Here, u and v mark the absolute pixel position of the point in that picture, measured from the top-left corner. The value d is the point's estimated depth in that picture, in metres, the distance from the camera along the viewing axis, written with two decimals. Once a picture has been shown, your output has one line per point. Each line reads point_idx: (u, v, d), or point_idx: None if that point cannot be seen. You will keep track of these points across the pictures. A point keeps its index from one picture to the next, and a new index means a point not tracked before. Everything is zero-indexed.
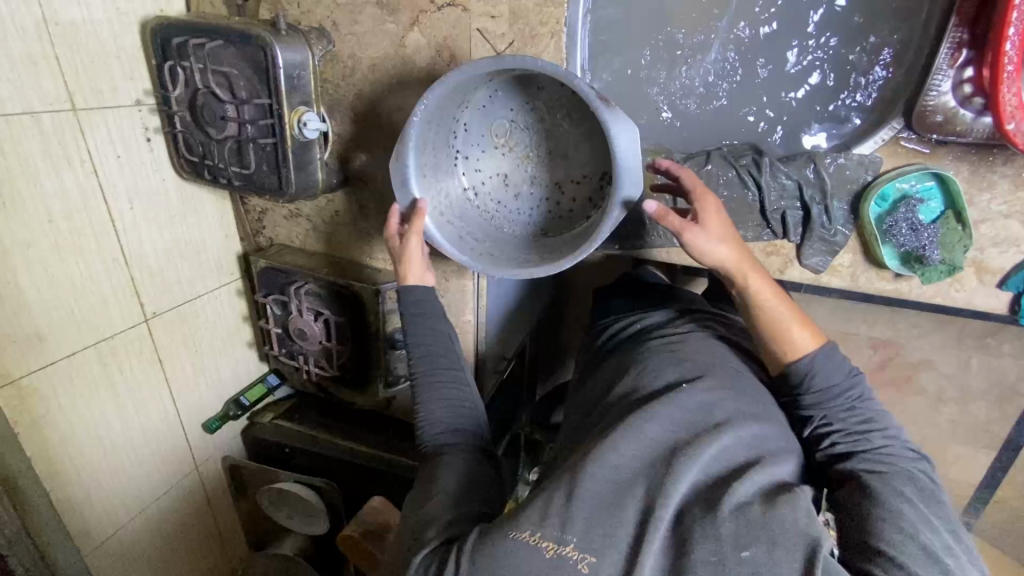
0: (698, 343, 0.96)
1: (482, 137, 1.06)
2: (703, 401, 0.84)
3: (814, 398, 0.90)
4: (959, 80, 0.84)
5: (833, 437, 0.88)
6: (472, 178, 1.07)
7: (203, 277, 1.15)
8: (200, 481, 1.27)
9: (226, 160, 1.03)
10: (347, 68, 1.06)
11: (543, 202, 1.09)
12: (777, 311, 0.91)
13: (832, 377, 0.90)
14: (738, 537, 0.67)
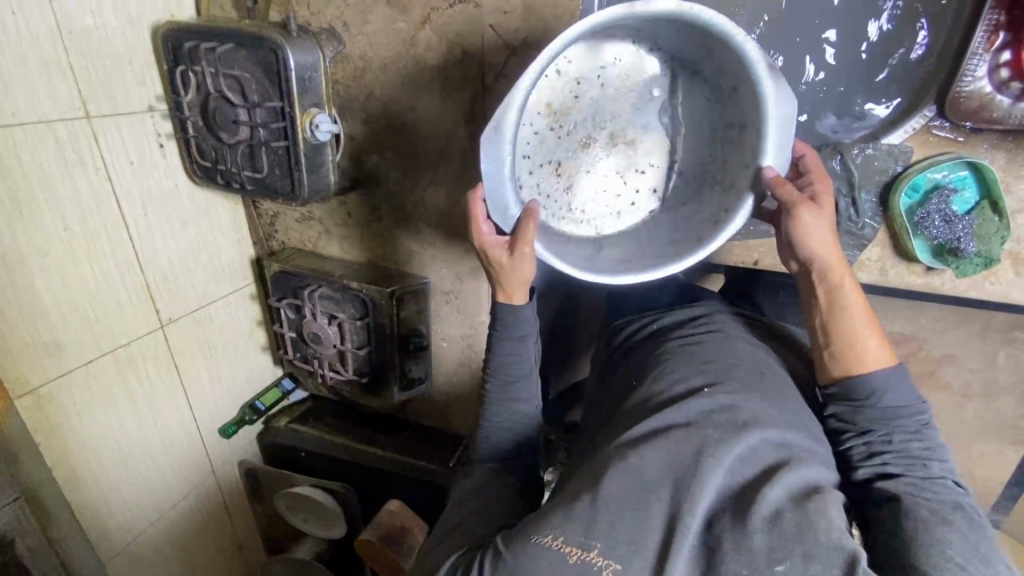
0: (720, 342, 0.85)
1: (537, 116, 0.87)
2: (723, 400, 0.73)
3: (879, 412, 0.76)
4: (995, 65, 0.70)
5: (883, 456, 0.75)
6: (523, 164, 0.87)
7: (216, 282, 1.28)
8: (210, 462, 1.37)
9: (239, 165, 1.05)
10: (359, 69, 1.04)
11: (597, 199, 0.94)
12: (861, 320, 0.78)
13: (901, 396, 0.76)
14: (772, 549, 0.58)
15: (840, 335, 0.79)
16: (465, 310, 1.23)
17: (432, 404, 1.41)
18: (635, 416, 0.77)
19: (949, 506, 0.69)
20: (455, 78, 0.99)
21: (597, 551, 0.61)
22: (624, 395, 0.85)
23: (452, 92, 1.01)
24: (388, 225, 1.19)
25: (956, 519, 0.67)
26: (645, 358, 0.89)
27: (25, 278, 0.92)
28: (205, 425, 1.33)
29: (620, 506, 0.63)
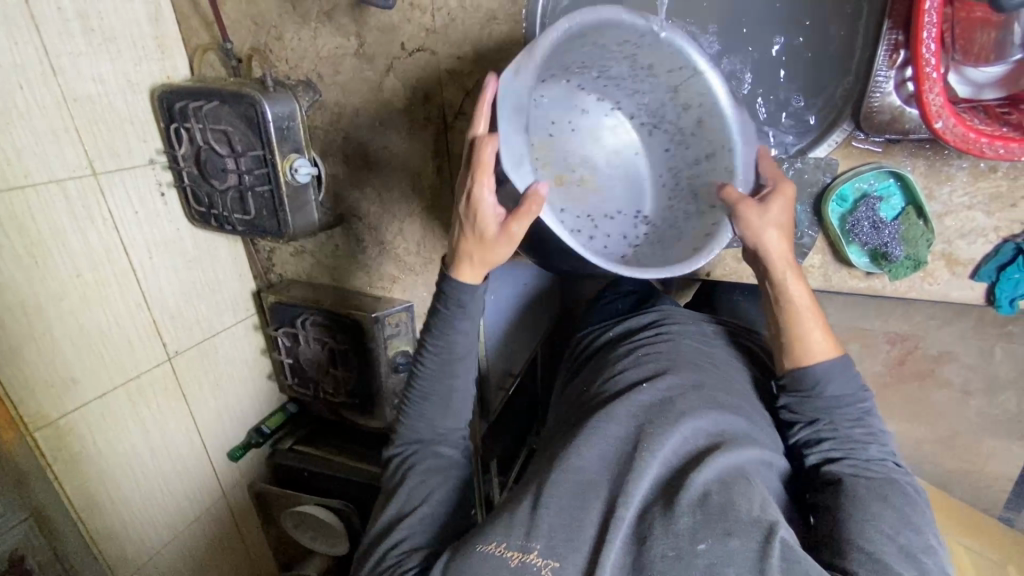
0: (668, 340, 0.92)
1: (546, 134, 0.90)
2: (663, 394, 0.81)
3: (822, 402, 0.80)
4: (901, 80, 0.74)
5: (826, 447, 0.79)
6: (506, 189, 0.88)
7: (220, 315, 1.38)
8: (219, 484, 1.45)
9: (230, 209, 1.15)
10: (335, 114, 1.14)
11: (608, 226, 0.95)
12: (807, 314, 0.80)
13: (845, 385, 0.80)
14: (694, 530, 0.64)
15: (791, 326, 0.81)
16: None
17: None
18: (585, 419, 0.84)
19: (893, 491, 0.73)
20: (420, 117, 1.08)
21: (536, 547, 0.66)
22: (584, 393, 0.92)
23: (419, 130, 1.09)
24: (371, 255, 1.27)
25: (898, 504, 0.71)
26: (604, 361, 0.96)
27: (43, 324, 1.02)
28: (215, 448, 1.42)
29: (557, 505, 0.70)
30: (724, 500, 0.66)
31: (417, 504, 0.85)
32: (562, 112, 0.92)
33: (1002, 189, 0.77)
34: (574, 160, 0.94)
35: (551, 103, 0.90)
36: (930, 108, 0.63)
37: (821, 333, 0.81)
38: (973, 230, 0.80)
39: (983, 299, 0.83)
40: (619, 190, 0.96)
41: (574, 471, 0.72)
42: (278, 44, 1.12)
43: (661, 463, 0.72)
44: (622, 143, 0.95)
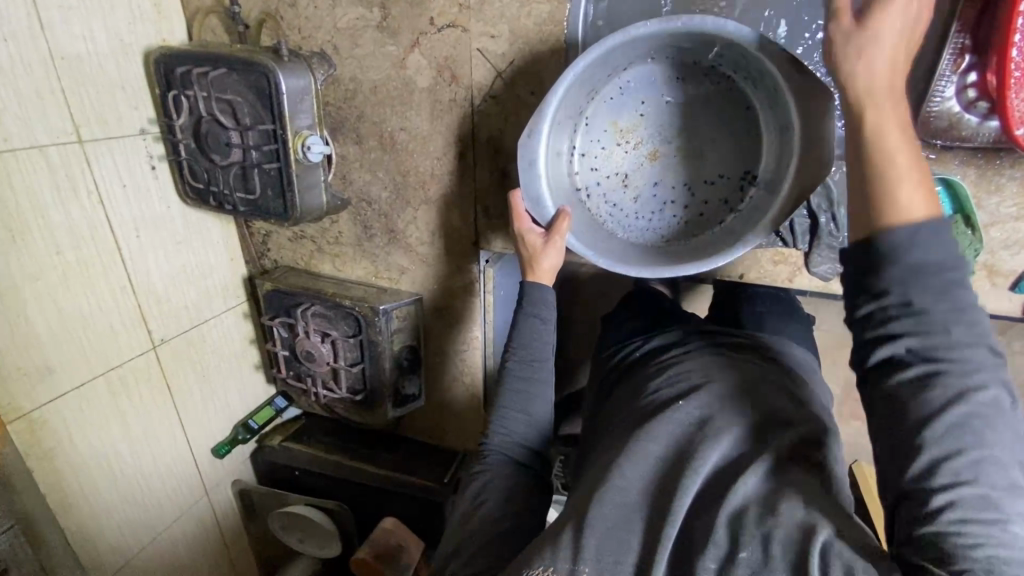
0: (699, 356, 0.88)
1: (604, 133, 0.94)
2: (701, 414, 0.76)
3: (905, 271, 0.57)
4: (963, 85, 0.73)
5: (910, 358, 0.58)
6: (586, 176, 0.96)
7: (209, 301, 1.29)
8: (203, 483, 1.36)
9: (232, 187, 1.06)
10: (349, 91, 1.06)
11: (668, 206, 0.95)
12: (896, 158, 0.59)
13: (937, 251, 0.57)
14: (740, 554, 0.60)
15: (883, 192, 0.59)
16: (459, 325, 1.24)
17: (424, 419, 1.41)
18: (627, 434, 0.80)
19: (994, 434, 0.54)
20: (444, 99, 1.01)
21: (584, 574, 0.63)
22: (619, 415, 0.87)
23: (441, 112, 1.02)
24: (379, 244, 1.20)
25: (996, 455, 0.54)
26: (642, 378, 0.91)
27: (18, 306, 0.92)
28: (198, 445, 1.33)
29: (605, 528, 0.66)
30: (773, 516, 0.62)
31: (477, 520, 0.80)
32: (650, 86, 0.91)
33: None
34: (664, 133, 0.93)
35: (635, 81, 0.91)
36: (1015, 114, 0.65)
37: (922, 193, 0.59)
38: (1018, 241, 0.79)
39: (1019, 312, 0.83)
40: (725, 155, 0.91)
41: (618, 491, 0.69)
42: (291, 10, 1.03)
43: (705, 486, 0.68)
44: (699, 122, 0.91)
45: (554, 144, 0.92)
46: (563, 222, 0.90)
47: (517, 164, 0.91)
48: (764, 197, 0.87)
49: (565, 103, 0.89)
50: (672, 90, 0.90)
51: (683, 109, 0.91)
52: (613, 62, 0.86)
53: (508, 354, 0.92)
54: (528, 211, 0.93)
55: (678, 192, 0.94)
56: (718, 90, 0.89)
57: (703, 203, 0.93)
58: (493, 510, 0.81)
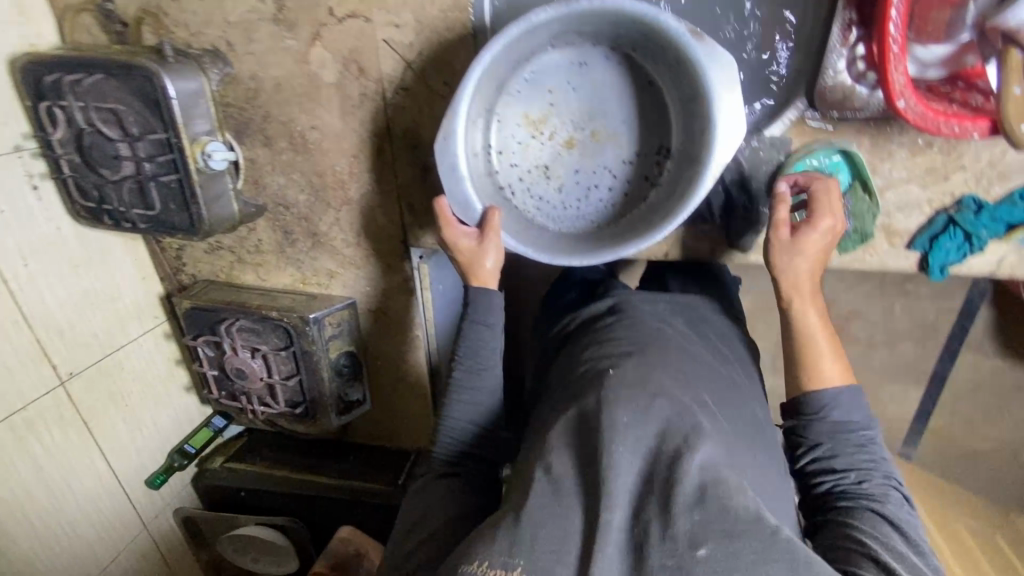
0: (630, 322, 0.90)
1: (518, 127, 0.92)
2: (634, 374, 0.77)
3: (828, 426, 0.79)
4: (852, 59, 0.77)
5: (841, 474, 0.78)
6: (507, 172, 0.94)
7: (123, 326, 1.20)
8: (140, 515, 1.29)
9: (128, 203, 0.97)
10: (251, 90, 0.99)
11: (593, 190, 0.94)
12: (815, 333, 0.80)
13: (853, 413, 0.79)
14: (694, 532, 0.61)
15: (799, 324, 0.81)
16: (396, 324, 1.21)
17: (372, 422, 1.38)
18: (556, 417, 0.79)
19: (893, 494, 0.76)
20: (354, 94, 0.96)
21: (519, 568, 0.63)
22: (557, 387, 0.88)
23: (352, 108, 0.97)
24: (304, 249, 1.15)
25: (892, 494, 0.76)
26: (568, 352, 0.95)
27: None
28: (128, 477, 1.25)
29: (543, 510, 0.67)
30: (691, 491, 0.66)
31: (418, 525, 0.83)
32: (556, 73, 0.90)
33: (936, 163, 0.82)
34: (577, 117, 0.92)
35: (540, 70, 0.90)
36: (894, 86, 0.66)
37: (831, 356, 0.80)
38: (910, 201, 0.85)
39: (916, 267, 0.88)
40: (638, 133, 0.92)
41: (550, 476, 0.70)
42: (174, 5, 0.95)
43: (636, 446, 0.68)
44: (611, 103, 0.91)
45: (470, 144, 0.90)
46: (495, 218, 0.88)
47: (438, 168, 0.88)
48: (677, 166, 0.88)
49: (476, 98, 0.87)
50: (580, 75, 0.90)
51: (590, 92, 0.90)
52: (517, 53, 0.85)
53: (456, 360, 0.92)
54: (456, 214, 0.90)
55: (600, 175, 0.94)
56: (620, 70, 0.89)
57: (625, 182, 0.93)
58: (435, 513, 0.83)
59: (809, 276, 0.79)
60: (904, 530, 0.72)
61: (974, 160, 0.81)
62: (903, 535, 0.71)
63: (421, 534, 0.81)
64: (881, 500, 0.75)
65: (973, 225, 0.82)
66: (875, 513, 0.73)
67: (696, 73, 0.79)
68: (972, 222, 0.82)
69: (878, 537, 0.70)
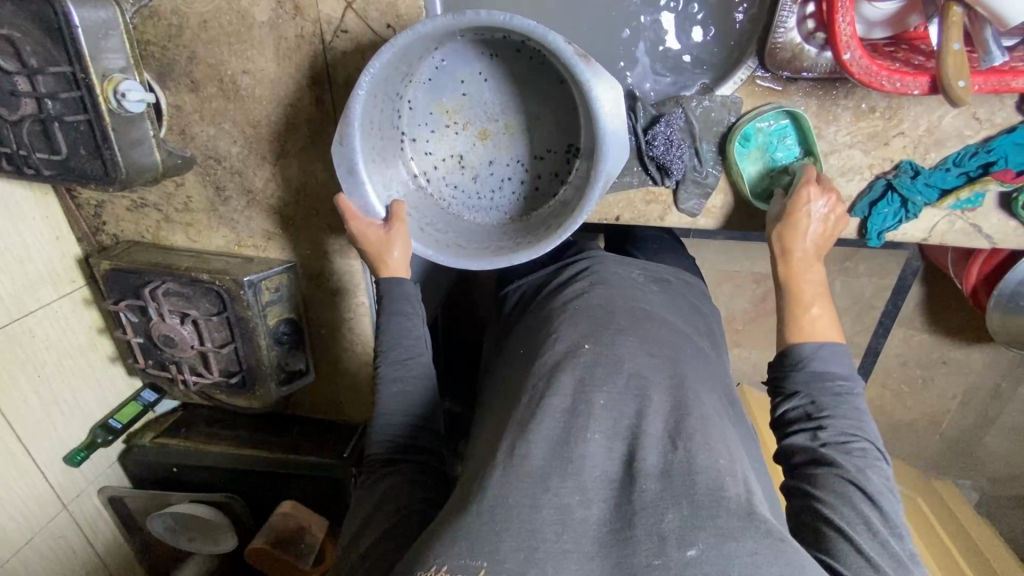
0: (598, 292, 0.90)
1: (430, 116, 0.90)
2: (608, 354, 0.79)
3: (805, 375, 0.77)
4: (802, 17, 0.76)
5: (818, 435, 0.74)
6: (421, 162, 0.93)
7: (33, 289, 1.09)
8: (58, 495, 1.20)
9: (28, 145, 0.86)
10: (173, 27, 0.91)
11: (508, 183, 0.94)
12: (807, 287, 0.81)
13: (833, 363, 0.77)
14: (684, 532, 0.60)
15: (791, 275, 0.82)
16: (341, 291, 1.16)
17: (320, 395, 1.33)
18: (523, 396, 0.78)
19: (872, 454, 0.72)
20: (289, 35, 0.89)
21: (484, 569, 0.58)
22: (524, 360, 0.87)
23: (287, 51, 0.90)
24: (237, 207, 1.07)
25: (871, 454, 0.72)
26: (532, 318, 0.95)
27: None
28: (43, 454, 1.15)
29: (509, 507, 0.62)
30: (666, 475, 0.65)
31: (362, 518, 0.79)
32: (466, 64, 0.86)
33: (878, 128, 0.83)
34: (489, 109, 0.89)
35: (448, 60, 0.86)
36: (841, 38, 0.66)
37: (824, 320, 0.80)
38: (852, 167, 0.86)
39: (856, 234, 0.90)
40: (549, 130, 0.90)
41: (518, 458, 0.67)
42: None
43: (614, 433, 0.71)
44: (522, 98, 0.88)
45: (377, 136, 0.86)
46: (399, 214, 0.86)
47: (336, 167, 0.83)
48: (581, 167, 0.87)
49: (380, 92, 0.82)
50: (489, 67, 0.87)
51: (502, 84, 0.88)
52: (420, 47, 0.80)
53: (380, 362, 0.89)
54: (365, 212, 0.87)
55: (513, 168, 0.93)
56: (530, 66, 0.85)
57: (537, 177, 0.92)
58: (378, 503, 0.79)
59: (814, 246, 0.81)
60: (878, 501, 0.68)
61: (913, 126, 0.82)
62: (878, 506, 0.68)
63: (369, 520, 0.78)
64: (859, 459, 0.71)
65: (910, 190, 0.84)
66: (852, 481, 0.69)
67: (585, 96, 0.73)
68: (907, 187, 0.84)
69: (849, 515, 0.66)
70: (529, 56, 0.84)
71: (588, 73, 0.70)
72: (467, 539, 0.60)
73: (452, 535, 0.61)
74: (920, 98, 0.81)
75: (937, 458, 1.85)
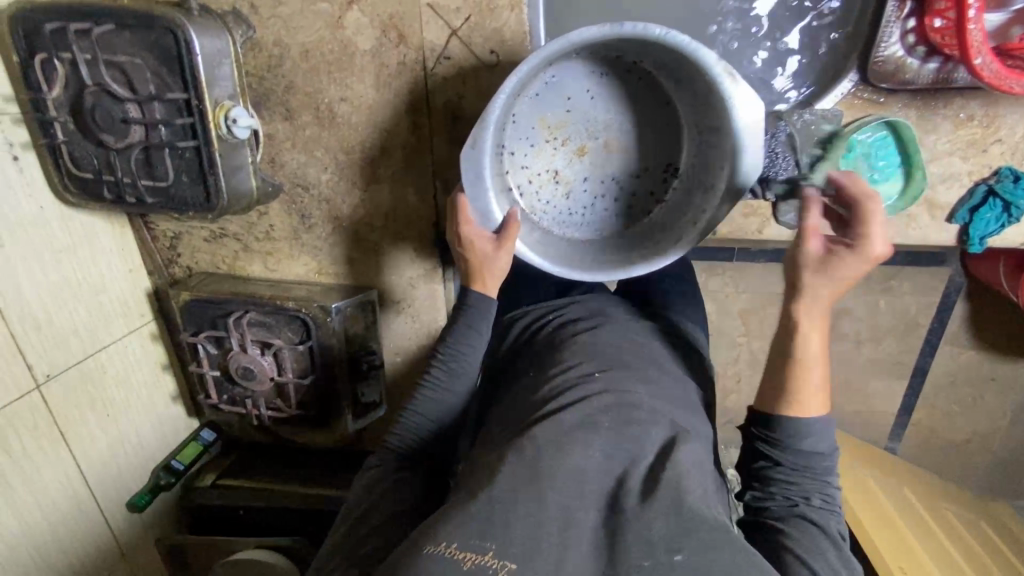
0: (600, 327, 0.87)
1: (532, 130, 0.90)
2: (628, 381, 0.78)
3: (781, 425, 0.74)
4: (903, 32, 0.79)
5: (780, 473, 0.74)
6: (517, 175, 0.92)
7: (106, 323, 1.06)
8: (117, 543, 1.14)
9: (133, 174, 0.86)
10: (274, 57, 0.92)
11: (601, 200, 0.95)
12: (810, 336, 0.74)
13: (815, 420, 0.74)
14: (670, 538, 0.61)
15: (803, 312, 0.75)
16: (418, 319, 1.14)
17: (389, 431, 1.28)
18: (521, 421, 0.77)
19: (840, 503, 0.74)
20: (391, 63, 0.91)
21: (491, 555, 0.57)
22: (524, 386, 0.85)
23: (388, 78, 0.92)
24: (322, 235, 1.06)
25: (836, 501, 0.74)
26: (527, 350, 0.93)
27: None
28: (107, 498, 1.10)
29: (520, 501, 0.62)
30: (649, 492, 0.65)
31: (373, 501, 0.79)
32: (575, 81, 0.88)
33: (976, 136, 0.85)
34: (593, 125, 0.91)
35: (560, 77, 0.88)
36: (972, 43, 0.68)
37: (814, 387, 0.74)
38: (951, 175, 0.88)
39: (956, 240, 0.91)
40: (649, 148, 0.92)
41: (530, 464, 0.65)
42: None
43: (617, 452, 0.69)
44: (628, 115, 0.90)
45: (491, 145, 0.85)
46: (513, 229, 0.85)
47: (464, 171, 0.83)
48: (689, 183, 0.90)
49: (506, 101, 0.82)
50: (598, 84, 0.89)
51: (608, 101, 0.89)
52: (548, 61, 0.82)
53: (432, 359, 0.88)
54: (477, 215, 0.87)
55: (607, 186, 0.94)
56: (638, 86, 0.89)
57: (632, 194, 0.94)
58: (390, 490, 0.80)
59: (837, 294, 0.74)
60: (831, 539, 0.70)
61: (1011, 133, 0.85)
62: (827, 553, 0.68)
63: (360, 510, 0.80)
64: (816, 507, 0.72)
65: (1012, 194, 0.85)
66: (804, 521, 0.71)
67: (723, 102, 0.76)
68: (1010, 191, 0.85)
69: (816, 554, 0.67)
70: (640, 74, 0.88)
71: (732, 83, 0.74)
72: (478, 522, 0.60)
73: (465, 523, 0.60)
74: (1017, 106, 0.83)
75: (993, 478, 1.82)
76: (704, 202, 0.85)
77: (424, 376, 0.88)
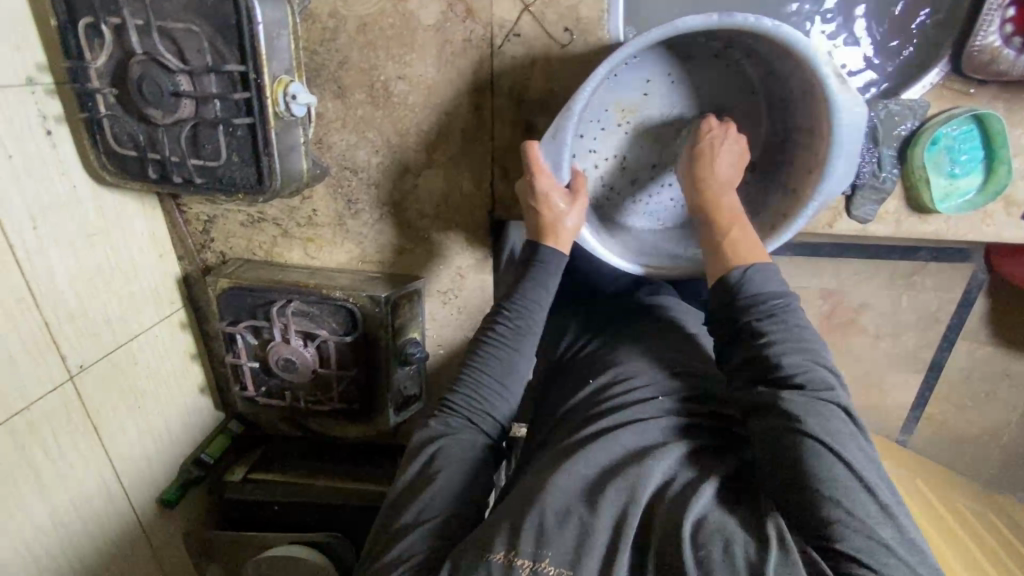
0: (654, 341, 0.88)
1: (607, 112, 0.87)
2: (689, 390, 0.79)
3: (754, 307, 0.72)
4: (1003, 21, 0.77)
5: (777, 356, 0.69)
6: (585, 159, 0.89)
7: (138, 310, 1.00)
8: (150, 541, 1.08)
9: (181, 152, 0.80)
10: (328, 30, 0.86)
11: (669, 189, 0.92)
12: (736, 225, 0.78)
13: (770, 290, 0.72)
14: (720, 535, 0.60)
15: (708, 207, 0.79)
16: (465, 311, 1.09)
17: None
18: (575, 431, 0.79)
19: (829, 407, 0.65)
20: (455, 39, 0.86)
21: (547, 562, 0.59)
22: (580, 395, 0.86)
23: (451, 56, 0.87)
24: (369, 221, 1.01)
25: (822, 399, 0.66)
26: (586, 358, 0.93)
27: None
28: (138, 493, 1.05)
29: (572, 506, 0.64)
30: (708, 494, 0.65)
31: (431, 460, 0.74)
32: (658, 65, 0.84)
33: None
34: (671, 113, 0.87)
35: (644, 59, 0.84)
36: None
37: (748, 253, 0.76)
38: None
39: None
40: None
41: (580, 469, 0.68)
42: None
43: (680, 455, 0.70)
44: (709, 105, 0.87)
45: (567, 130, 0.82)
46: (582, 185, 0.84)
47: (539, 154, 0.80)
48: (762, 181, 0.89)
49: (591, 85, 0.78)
50: (682, 69, 0.85)
51: (690, 88, 0.86)
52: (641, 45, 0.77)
53: (495, 316, 0.83)
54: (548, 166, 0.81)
55: (677, 175, 0.91)
56: (725, 73, 0.86)
57: None
58: (453, 448, 0.74)
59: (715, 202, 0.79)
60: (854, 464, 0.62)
61: None
62: (804, 452, 0.61)
63: (420, 483, 0.72)
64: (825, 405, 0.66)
65: None
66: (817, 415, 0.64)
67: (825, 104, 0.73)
68: None
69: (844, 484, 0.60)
70: (726, 59, 0.85)
71: (837, 87, 0.72)
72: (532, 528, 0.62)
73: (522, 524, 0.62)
74: None
75: None
76: (781, 206, 0.83)
77: (486, 339, 0.83)
